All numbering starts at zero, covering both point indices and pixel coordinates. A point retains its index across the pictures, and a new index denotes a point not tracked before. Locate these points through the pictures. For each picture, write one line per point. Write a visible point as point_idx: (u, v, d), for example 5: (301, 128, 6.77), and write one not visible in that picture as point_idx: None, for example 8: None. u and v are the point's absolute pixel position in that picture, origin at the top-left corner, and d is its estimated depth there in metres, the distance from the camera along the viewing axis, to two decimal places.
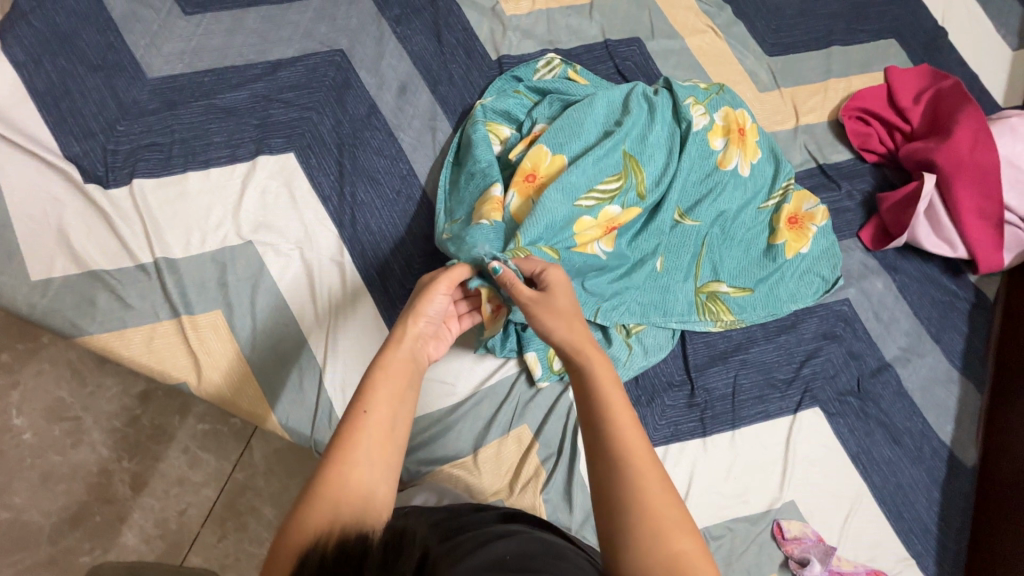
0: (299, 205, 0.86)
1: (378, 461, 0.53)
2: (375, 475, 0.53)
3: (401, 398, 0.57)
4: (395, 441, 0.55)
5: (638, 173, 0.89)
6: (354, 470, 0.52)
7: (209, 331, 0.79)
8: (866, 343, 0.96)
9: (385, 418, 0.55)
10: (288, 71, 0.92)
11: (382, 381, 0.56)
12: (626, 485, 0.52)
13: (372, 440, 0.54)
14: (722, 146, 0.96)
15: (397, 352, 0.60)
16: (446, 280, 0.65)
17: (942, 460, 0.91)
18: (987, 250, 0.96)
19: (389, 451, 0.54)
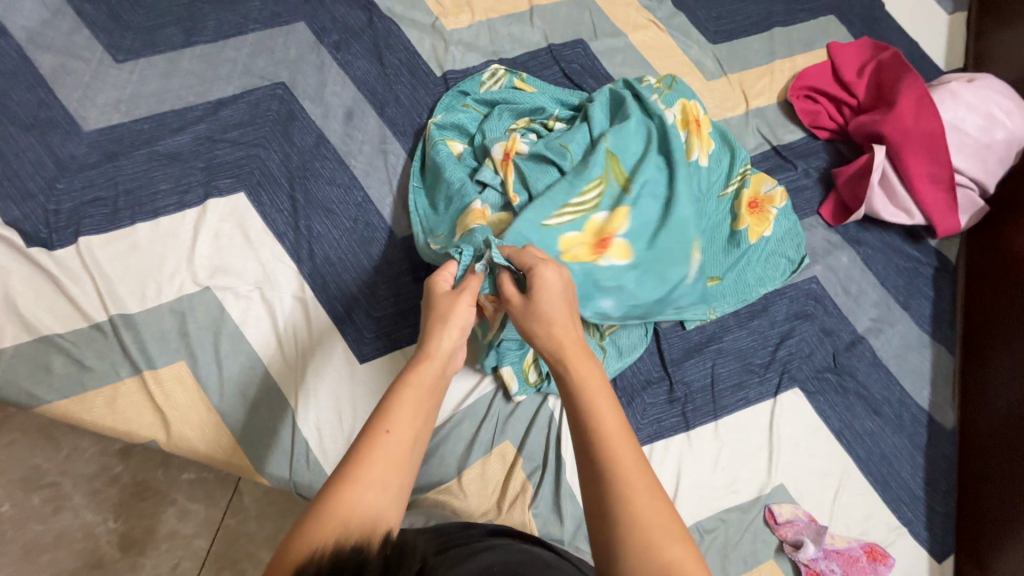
0: (254, 244, 0.85)
1: (390, 480, 0.49)
2: (390, 495, 0.49)
3: (421, 412, 0.55)
4: (412, 461, 0.52)
5: (613, 176, 0.85)
6: (367, 482, 0.48)
7: (174, 383, 0.77)
8: (838, 319, 0.97)
9: (407, 435, 0.52)
10: (229, 109, 0.91)
11: (409, 394, 0.55)
12: (631, 518, 0.47)
13: (390, 457, 0.50)
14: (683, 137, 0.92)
15: (427, 369, 0.59)
16: (468, 293, 0.66)
17: (922, 425, 0.92)
18: (943, 213, 0.97)
19: (403, 471, 0.51)
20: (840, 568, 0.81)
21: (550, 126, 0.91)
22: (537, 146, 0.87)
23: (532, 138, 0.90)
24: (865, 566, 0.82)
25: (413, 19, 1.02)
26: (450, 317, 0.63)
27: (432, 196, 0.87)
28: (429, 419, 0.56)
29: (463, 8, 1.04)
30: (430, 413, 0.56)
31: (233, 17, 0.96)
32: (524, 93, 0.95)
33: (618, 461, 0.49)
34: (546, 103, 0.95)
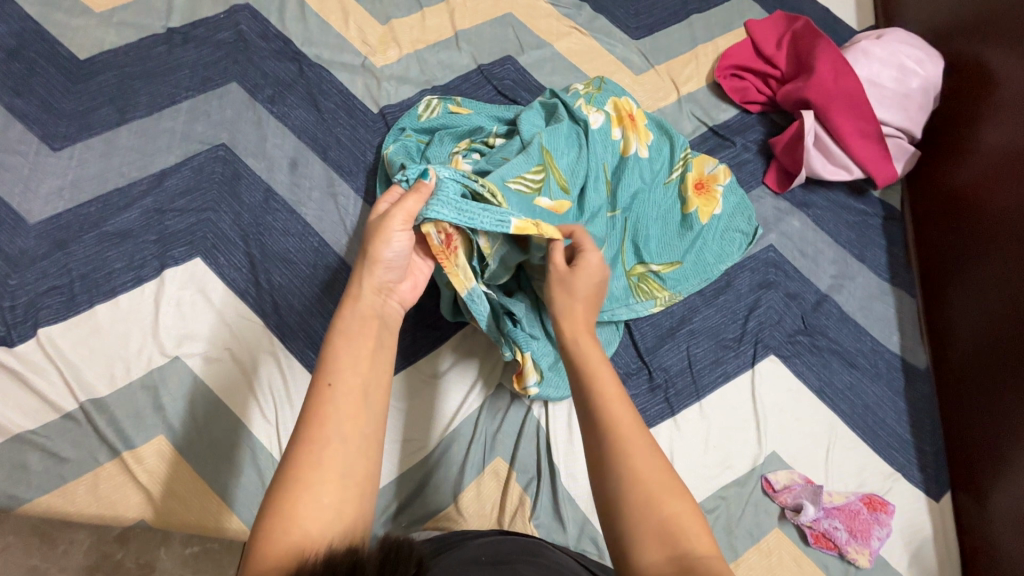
0: (217, 307, 0.85)
1: (351, 435, 0.52)
2: (353, 446, 0.51)
3: (371, 361, 0.57)
4: (369, 406, 0.54)
5: (553, 167, 0.84)
6: (328, 446, 0.51)
7: (155, 459, 0.76)
8: (800, 282, 0.99)
9: (355, 386, 0.54)
10: (173, 178, 0.91)
11: (346, 345, 0.57)
12: (627, 470, 0.53)
13: (343, 412, 0.52)
14: (620, 132, 0.94)
15: (360, 311, 0.60)
16: (400, 214, 0.63)
17: (897, 370, 0.95)
18: (880, 164, 1.01)
19: (363, 424, 0.53)
20: (843, 524, 0.82)
21: (491, 142, 0.92)
22: (481, 162, 0.86)
23: (475, 157, 0.89)
24: (868, 518, 0.83)
25: (343, 62, 1.04)
26: (376, 256, 0.63)
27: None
28: (379, 363, 0.57)
29: (391, 44, 1.06)
30: (378, 357, 0.58)
31: (164, 88, 0.98)
32: (463, 115, 0.97)
33: (613, 416, 0.56)
34: (483, 122, 0.96)
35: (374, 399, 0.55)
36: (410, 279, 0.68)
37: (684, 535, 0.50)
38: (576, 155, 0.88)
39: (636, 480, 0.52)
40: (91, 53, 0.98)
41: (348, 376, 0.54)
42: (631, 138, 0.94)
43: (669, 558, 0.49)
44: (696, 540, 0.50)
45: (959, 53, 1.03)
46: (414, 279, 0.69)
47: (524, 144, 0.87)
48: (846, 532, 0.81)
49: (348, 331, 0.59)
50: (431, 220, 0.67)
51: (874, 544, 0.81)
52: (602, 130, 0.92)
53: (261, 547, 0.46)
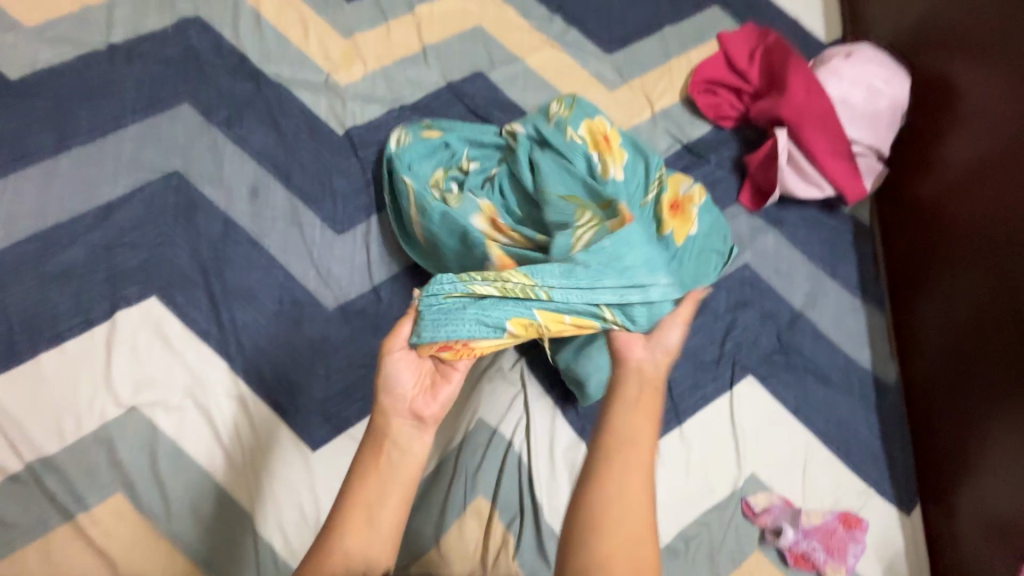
0: (176, 349, 0.80)
1: (359, 538, 0.57)
2: (360, 556, 0.56)
3: (380, 479, 0.60)
4: (378, 515, 0.59)
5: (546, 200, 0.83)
6: (335, 550, 0.56)
7: (113, 519, 0.71)
8: (775, 299, 1.00)
9: (363, 498, 0.59)
10: (121, 211, 0.85)
11: (363, 458, 0.62)
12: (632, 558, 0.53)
13: (350, 526, 0.58)
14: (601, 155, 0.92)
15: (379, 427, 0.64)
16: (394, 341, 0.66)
17: (869, 385, 0.97)
18: (850, 181, 1.02)
19: (371, 529, 0.58)
20: (820, 543, 0.84)
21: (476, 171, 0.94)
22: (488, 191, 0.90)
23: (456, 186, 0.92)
24: (843, 535, 0.85)
25: (304, 80, 0.99)
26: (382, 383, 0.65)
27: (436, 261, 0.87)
28: (392, 474, 0.61)
29: (355, 60, 1.01)
30: (393, 471, 0.61)
31: (108, 110, 0.90)
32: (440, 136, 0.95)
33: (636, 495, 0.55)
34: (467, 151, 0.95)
35: (384, 508, 0.59)
36: (423, 391, 0.66)
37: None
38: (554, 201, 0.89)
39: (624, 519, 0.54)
40: (22, 73, 0.90)
41: (360, 486, 0.60)
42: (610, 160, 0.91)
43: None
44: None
45: (925, 69, 1.04)
46: (429, 394, 0.65)
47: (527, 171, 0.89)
48: (823, 552, 0.83)
49: (363, 453, 0.63)
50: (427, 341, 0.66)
51: (850, 561, 0.84)
52: (577, 158, 0.90)
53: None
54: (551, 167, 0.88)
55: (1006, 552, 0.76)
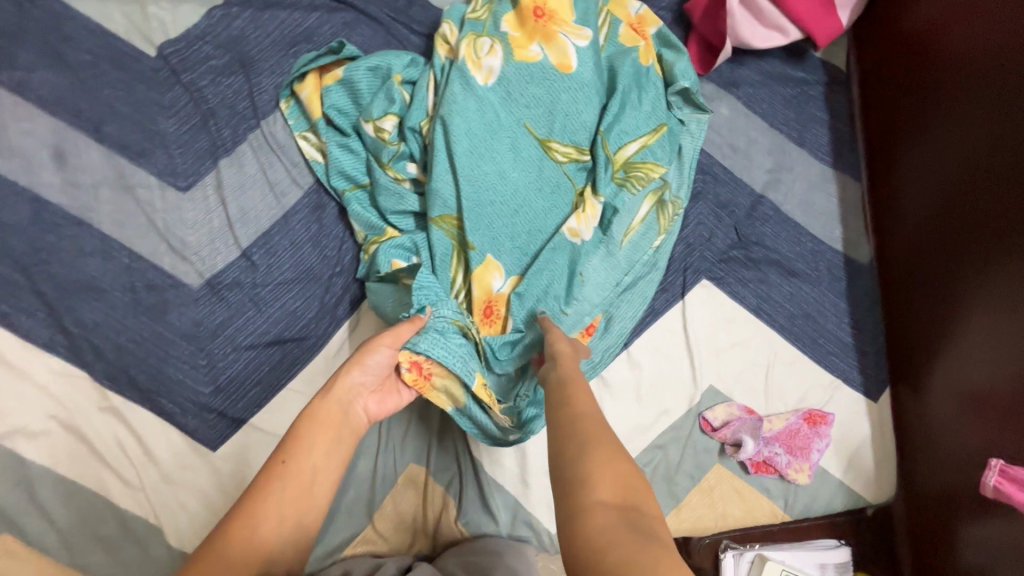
0: (22, 368, 0.67)
1: (289, 517, 0.49)
2: (289, 531, 0.48)
3: (327, 451, 0.53)
4: (315, 496, 0.51)
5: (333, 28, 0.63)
6: (261, 527, 0.47)
7: (4, 562, 0.64)
8: (731, 186, 0.84)
9: (304, 471, 0.51)
10: None
11: (307, 429, 0.53)
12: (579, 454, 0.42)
13: (285, 497, 0.49)
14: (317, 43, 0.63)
15: (328, 400, 0.56)
16: (392, 336, 0.60)
17: (839, 269, 0.85)
18: (821, 17, 0.81)
19: (307, 510, 0.50)
20: (783, 447, 0.79)
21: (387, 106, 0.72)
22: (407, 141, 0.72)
23: (379, 133, 0.71)
24: (807, 434, 0.80)
25: None
26: (357, 359, 0.59)
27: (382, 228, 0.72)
28: (340, 457, 0.54)
29: None
30: (340, 447, 0.54)
31: None
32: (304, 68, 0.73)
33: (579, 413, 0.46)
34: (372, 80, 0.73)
35: (321, 488, 0.51)
36: (380, 393, 0.61)
37: (638, 490, 0.40)
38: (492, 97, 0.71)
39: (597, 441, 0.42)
40: None
41: (301, 457, 0.51)
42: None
43: (617, 512, 0.38)
44: (650, 504, 0.40)
45: None
46: (383, 396, 0.61)
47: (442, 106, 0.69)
48: (786, 455, 0.79)
49: (309, 418, 0.54)
50: (409, 349, 0.63)
51: (813, 458, 0.80)
52: (473, 73, 0.71)
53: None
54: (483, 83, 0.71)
55: (975, 424, 0.69)
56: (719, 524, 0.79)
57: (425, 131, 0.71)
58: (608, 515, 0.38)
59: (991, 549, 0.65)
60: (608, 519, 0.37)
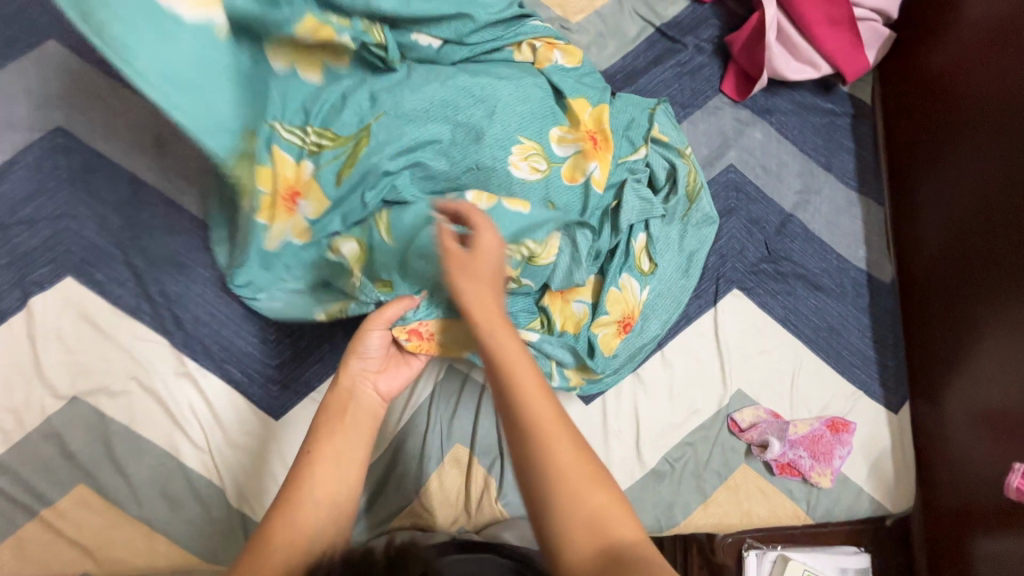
0: (110, 333, 0.73)
1: (325, 498, 0.54)
2: (327, 511, 0.54)
3: (347, 436, 0.59)
4: (345, 476, 0.56)
5: (285, 132, 0.69)
6: (301, 510, 0.53)
7: (80, 510, 0.69)
8: (763, 203, 0.91)
9: (329, 455, 0.57)
10: (7, 180, 0.73)
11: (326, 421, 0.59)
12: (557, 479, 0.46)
13: (317, 478, 0.55)
14: (286, 151, 0.69)
15: (338, 391, 0.62)
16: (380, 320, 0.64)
17: (863, 286, 0.91)
18: (850, 55, 0.88)
19: (341, 491, 0.56)
20: (807, 451, 0.83)
21: None
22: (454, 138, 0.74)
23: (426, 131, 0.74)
24: (830, 440, 0.84)
25: None
26: (355, 347, 0.65)
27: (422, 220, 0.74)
28: (362, 441, 0.60)
29: None
30: (357, 431, 0.60)
31: None
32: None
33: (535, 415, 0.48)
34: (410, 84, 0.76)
35: (349, 469, 0.57)
36: (389, 371, 0.67)
37: (615, 525, 0.46)
38: (520, 91, 0.76)
39: (571, 485, 0.47)
40: None
41: (323, 444, 0.57)
42: (300, 221, 0.70)
43: (598, 557, 0.44)
44: (626, 531, 0.46)
45: None
46: (390, 374, 0.67)
47: (495, 112, 0.74)
48: (809, 459, 0.83)
49: (325, 411, 0.61)
50: (402, 325, 0.69)
51: (836, 463, 0.84)
52: (518, 82, 0.76)
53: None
54: (523, 92, 0.76)
55: (987, 441, 0.74)
56: (744, 522, 0.83)
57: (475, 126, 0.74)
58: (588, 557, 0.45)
59: (1002, 560, 0.69)
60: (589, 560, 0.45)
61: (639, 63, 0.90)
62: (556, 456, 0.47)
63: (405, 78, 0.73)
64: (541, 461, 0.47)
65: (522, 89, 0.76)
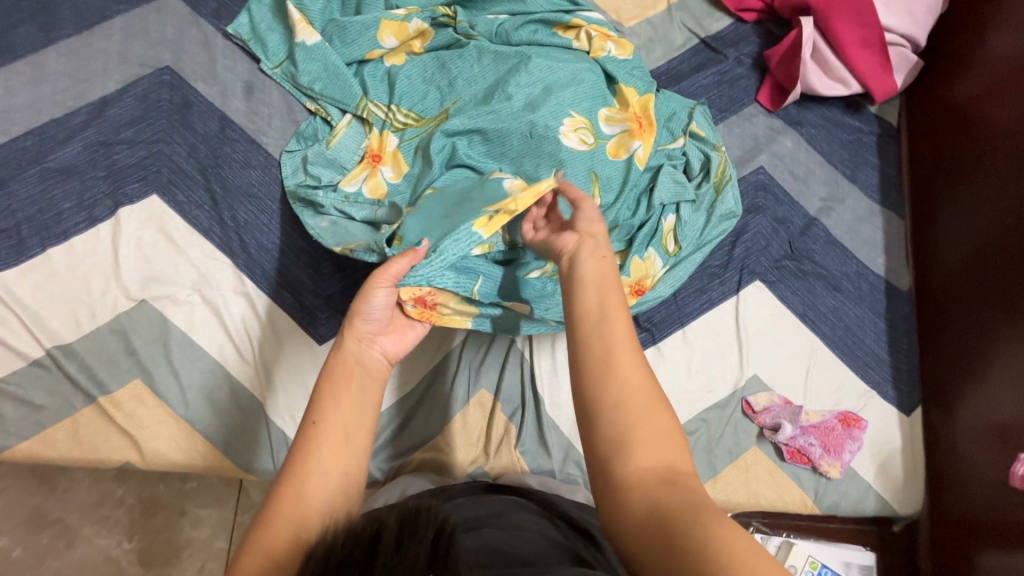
0: (182, 248, 0.80)
1: (333, 469, 0.51)
2: (335, 483, 0.51)
3: (355, 404, 0.55)
4: (352, 447, 0.53)
5: (377, 109, 0.85)
6: (309, 482, 0.50)
7: (134, 403, 0.76)
8: (789, 205, 0.96)
9: (336, 424, 0.53)
10: (116, 107, 0.83)
11: (328, 390, 0.55)
12: (628, 412, 0.49)
13: (324, 451, 0.52)
14: (376, 126, 0.85)
15: (341, 357, 0.57)
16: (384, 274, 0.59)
17: (880, 292, 0.95)
18: (879, 77, 0.97)
19: (349, 463, 0.52)
20: (818, 440, 0.85)
21: (493, 79, 0.84)
22: (509, 104, 0.82)
23: (486, 98, 0.83)
24: (841, 433, 0.86)
25: None
26: (356, 310, 0.59)
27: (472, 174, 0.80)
28: (371, 407, 0.55)
29: None
30: (364, 399, 0.55)
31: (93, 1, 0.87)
32: (363, 13, 0.87)
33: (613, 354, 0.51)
34: (475, 57, 0.85)
35: (357, 440, 0.53)
36: (394, 332, 0.62)
37: (671, 449, 0.49)
38: (575, 73, 0.85)
39: (633, 407, 0.49)
40: None
41: (329, 413, 0.53)
42: (379, 179, 0.82)
43: (655, 474, 0.48)
44: (680, 456, 0.49)
45: None
46: (399, 334, 0.62)
47: (548, 87, 0.83)
48: (820, 448, 0.85)
49: (329, 377, 0.56)
50: (411, 285, 0.65)
51: (845, 457, 0.85)
52: (570, 65, 0.85)
53: (248, 551, 0.48)
54: (575, 73, 0.85)
55: (998, 455, 0.75)
56: (750, 502, 0.85)
57: (529, 97, 0.82)
58: (650, 477, 0.47)
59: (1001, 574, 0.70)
60: (651, 480, 0.47)
61: (683, 68, 1.00)
62: (623, 374, 0.50)
63: (472, 58, 0.85)
64: (609, 378, 0.50)
65: (574, 71, 0.85)
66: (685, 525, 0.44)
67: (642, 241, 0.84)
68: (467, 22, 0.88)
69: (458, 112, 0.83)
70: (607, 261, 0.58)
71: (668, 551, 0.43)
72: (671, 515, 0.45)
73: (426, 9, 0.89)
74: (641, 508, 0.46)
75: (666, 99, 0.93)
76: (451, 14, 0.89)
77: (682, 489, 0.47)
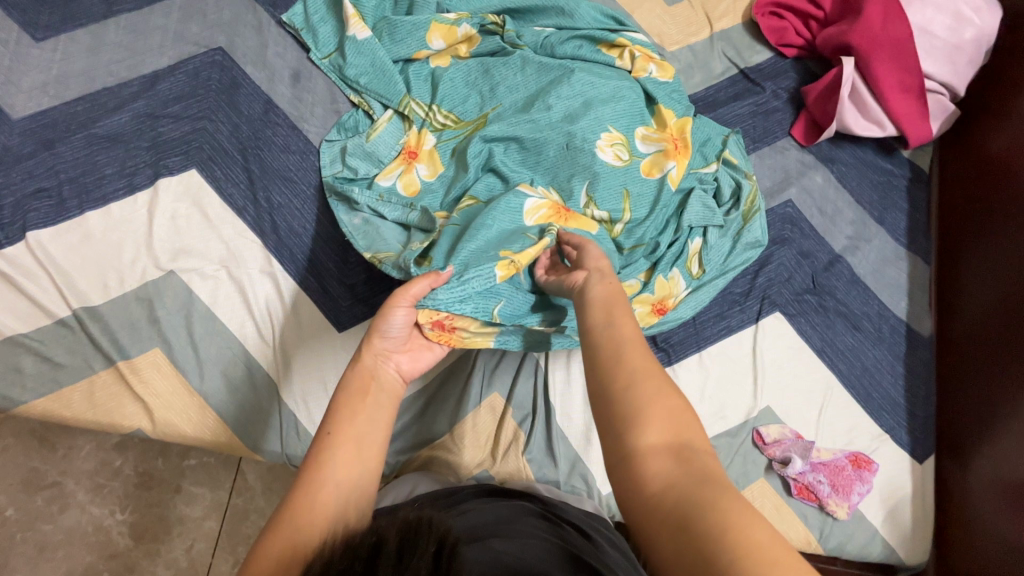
0: (214, 223, 0.81)
1: (346, 477, 0.51)
2: (348, 489, 0.50)
3: (371, 415, 0.55)
4: (366, 456, 0.52)
5: (418, 107, 0.87)
6: (321, 491, 0.50)
7: (151, 370, 0.77)
8: (815, 240, 0.96)
9: (352, 434, 0.53)
10: (167, 81, 0.86)
11: (346, 400, 0.55)
12: (643, 405, 0.48)
13: (339, 460, 0.51)
14: (416, 124, 0.87)
15: (358, 370, 0.58)
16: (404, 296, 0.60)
17: (901, 335, 0.94)
18: (915, 122, 0.97)
19: (362, 470, 0.52)
20: (827, 478, 0.84)
21: (535, 88, 0.86)
22: (547, 114, 0.83)
23: (525, 106, 0.85)
24: (851, 474, 0.84)
25: None
26: (376, 327, 0.60)
27: (506, 180, 0.80)
28: (385, 419, 0.55)
29: None
30: (381, 411, 0.55)
31: None
32: (414, 14, 0.90)
33: (619, 343, 0.51)
34: (518, 66, 0.87)
35: (371, 449, 0.53)
36: (410, 351, 0.62)
37: (688, 429, 0.48)
38: (615, 91, 0.86)
39: (649, 393, 0.48)
40: None
41: (346, 423, 0.53)
42: (412, 175, 0.83)
43: (668, 454, 0.46)
44: (697, 435, 0.48)
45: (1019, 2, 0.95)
46: (414, 354, 0.63)
47: (589, 102, 0.84)
48: (829, 486, 0.83)
49: (345, 390, 0.56)
50: (429, 308, 0.63)
51: (854, 499, 0.84)
52: (611, 82, 0.86)
53: (255, 558, 0.46)
54: (616, 91, 0.86)
55: (1013, 512, 0.74)
56: None
57: (568, 109, 0.84)
58: (665, 461, 0.46)
59: None
60: (667, 463, 0.45)
61: (720, 96, 1.01)
62: (633, 363, 0.50)
63: (516, 66, 0.87)
64: (619, 365, 0.50)
65: (615, 89, 0.86)
66: (701, 507, 0.42)
67: (664, 262, 0.84)
68: (515, 31, 0.91)
69: (496, 120, 0.84)
70: (614, 284, 0.58)
71: (684, 538, 0.41)
72: (690, 499, 0.43)
73: (476, 15, 0.92)
74: (656, 487, 0.45)
75: (699, 127, 0.94)
76: (499, 23, 0.92)
77: (696, 469, 0.45)
